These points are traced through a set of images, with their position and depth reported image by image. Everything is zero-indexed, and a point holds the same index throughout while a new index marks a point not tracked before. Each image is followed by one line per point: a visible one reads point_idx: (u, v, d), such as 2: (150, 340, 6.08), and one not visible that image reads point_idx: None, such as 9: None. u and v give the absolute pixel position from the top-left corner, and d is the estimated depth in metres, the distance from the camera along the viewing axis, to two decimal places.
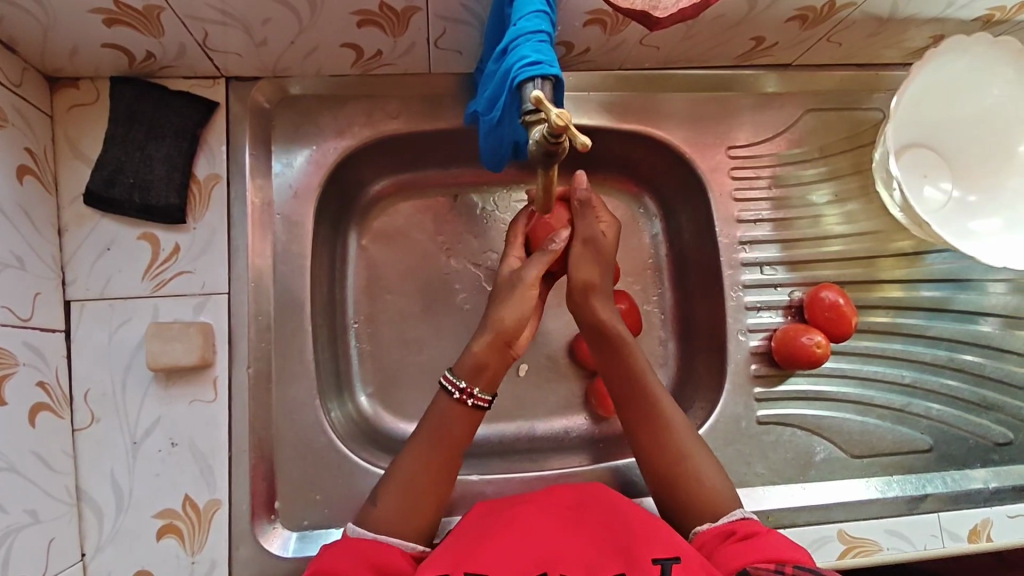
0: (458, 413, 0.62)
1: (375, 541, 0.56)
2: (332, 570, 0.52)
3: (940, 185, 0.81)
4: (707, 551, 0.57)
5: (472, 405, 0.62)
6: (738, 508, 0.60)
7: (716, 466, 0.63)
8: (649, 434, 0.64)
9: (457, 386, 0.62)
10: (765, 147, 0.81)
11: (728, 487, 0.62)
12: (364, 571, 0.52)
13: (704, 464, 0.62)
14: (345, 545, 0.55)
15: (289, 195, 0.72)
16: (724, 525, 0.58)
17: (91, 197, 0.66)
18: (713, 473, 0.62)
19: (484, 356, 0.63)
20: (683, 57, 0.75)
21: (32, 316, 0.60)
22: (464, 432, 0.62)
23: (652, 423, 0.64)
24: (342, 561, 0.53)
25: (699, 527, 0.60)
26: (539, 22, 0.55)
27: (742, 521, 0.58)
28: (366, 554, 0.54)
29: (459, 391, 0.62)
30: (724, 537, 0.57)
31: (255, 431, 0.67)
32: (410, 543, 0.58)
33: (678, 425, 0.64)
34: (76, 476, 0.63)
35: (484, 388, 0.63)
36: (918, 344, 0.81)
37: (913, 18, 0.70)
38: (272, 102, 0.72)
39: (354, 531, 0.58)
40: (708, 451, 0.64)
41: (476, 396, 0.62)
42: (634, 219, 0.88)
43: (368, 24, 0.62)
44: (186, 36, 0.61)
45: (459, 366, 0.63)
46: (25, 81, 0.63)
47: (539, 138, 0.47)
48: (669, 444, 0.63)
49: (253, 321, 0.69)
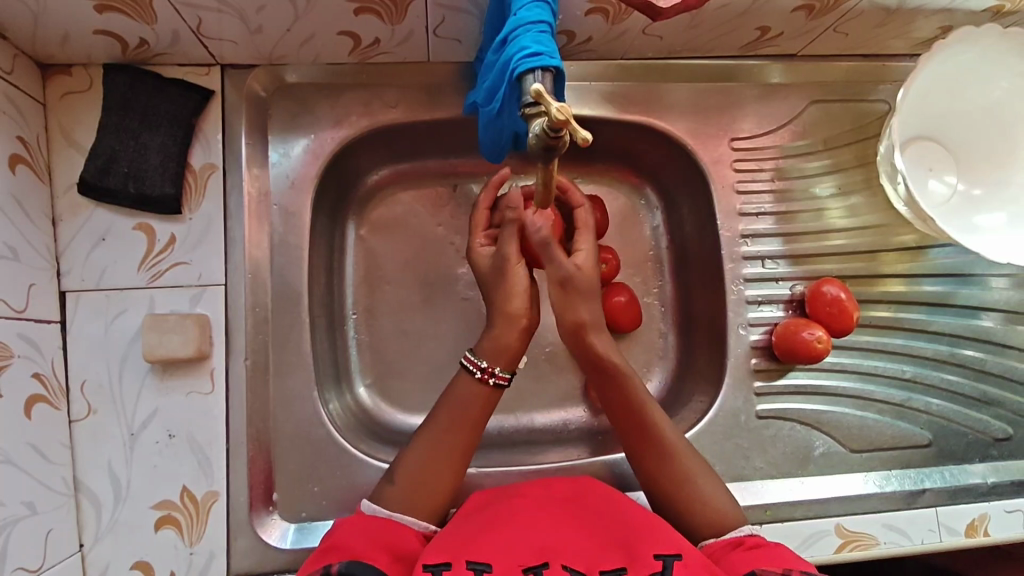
0: (476, 389, 0.63)
1: (390, 520, 0.56)
2: (344, 547, 0.51)
3: (945, 179, 0.80)
4: (716, 559, 0.57)
5: (493, 383, 0.63)
6: (744, 525, 0.60)
7: (707, 468, 0.63)
8: (634, 435, 0.65)
9: (479, 366, 0.63)
10: (767, 140, 0.80)
11: (726, 496, 0.62)
12: (378, 551, 0.52)
13: (697, 473, 0.63)
14: (360, 521, 0.55)
15: (286, 185, 0.70)
16: (732, 537, 0.58)
17: (85, 187, 0.65)
18: (708, 482, 0.62)
19: (502, 339, 0.64)
20: (686, 47, 0.73)
21: (27, 308, 0.60)
22: (483, 411, 0.63)
23: (659, 462, 0.63)
24: (357, 539, 0.52)
25: (705, 540, 0.60)
26: (539, 13, 0.54)
27: (752, 535, 0.58)
28: (381, 534, 0.54)
29: (481, 370, 0.63)
30: (732, 546, 0.57)
31: (253, 422, 0.67)
32: (422, 522, 0.58)
33: (688, 464, 0.63)
34: (73, 468, 0.63)
35: (503, 367, 0.64)
36: (919, 339, 0.81)
37: (922, 8, 0.69)
38: (268, 91, 0.71)
39: (368, 507, 0.58)
40: (697, 454, 0.64)
41: (498, 374, 0.63)
42: (635, 210, 0.87)
43: (365, 12, 0.61)
44: (179, 22, 0.60)
45: (479, 348, 0.64)
46: (16, 68, 0.61)
47: (539, 132, 0.46)
48: (653, 446, 0.64)
49: (250, 312, 0.68)
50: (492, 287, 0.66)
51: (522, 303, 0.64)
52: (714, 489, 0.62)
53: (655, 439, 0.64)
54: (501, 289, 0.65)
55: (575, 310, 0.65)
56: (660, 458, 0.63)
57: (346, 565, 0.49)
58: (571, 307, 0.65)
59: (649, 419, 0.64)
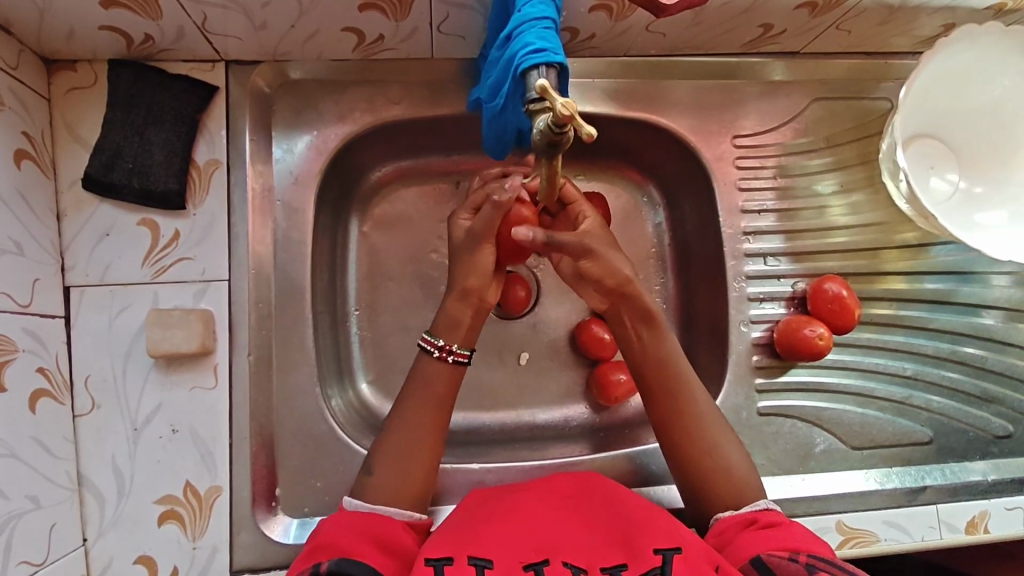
0: (438, 372, 0.63)
1: (373, 513, 0.56)
2: (334, 543, 0.52)
3: (947, 176, 0.80)
4: (728, 538, 0.57)
5: (452, 361, 0.63)
6: (761, 500, 0.61)
7: (727, 429, 0.64)
8: (664, 398, 0.64)
9: (435, 344, 0.63)
10: (769, 137, 0.80)
11: (744, 460, 0.63)
12: (365, 545, 0.52)
13: (724, 441, 0.63)
14: (347, 516, 0.56)
15: (289, 181, 0.71)
16: (745, 514, 0.59)
17: (89, 182, 0.65)
18: (733, 451, 0.63)
19: (454, 312, 0.64)
20: (689, 44, 0.74)
21: (32, 302, 0.60)
22: (445, 390, 0.63)
23: (686, 427, 0.63)
24: (344, 535, 0.53)
25: (720, 513, 0.61)
26: (544, 9, 0.54)
27: (765, 511, 0.58)
28: (370, 526, 0.54)
29: (438, 349, 0.63)
30: (745, 524, 0.58)
31: (256, 417, 0.68)
32: (405, 512, 0.58)
33: (716, 432, 0.63)
34: (77, 463, 0.63)
35: (461, 343, 0.64)
36: (920, 337, 0.81)
37: (924, 6, 0.69)
38: (272, 87, 0.71)
39: (350, 504, 0.58)
40: (721, 419, 0.64)
41: (455, 351, 0.63)
42: (638, 208, 0.87)
43: (370, 8, 0.61)
44: (184, 19, 0.60)
45: (435, 329, 0.65)
46: (22, 64, 0.62)
47: (543, 128, 0.46)
48: (681, 409, 0.63)
49: (253, 308, 0.68)
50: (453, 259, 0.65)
51: (478, 279, 0.63)
52: (737, 455, 0.63)
53: (683, 399, 0.63)
54: (462, 264, 0.64)
55: (617, 267, 0.63)
56: (688, 424, 0.63)
57: (335, 564, 0.50)
58: (612, 265, 0.63)
59: (682, 377, 0.64)
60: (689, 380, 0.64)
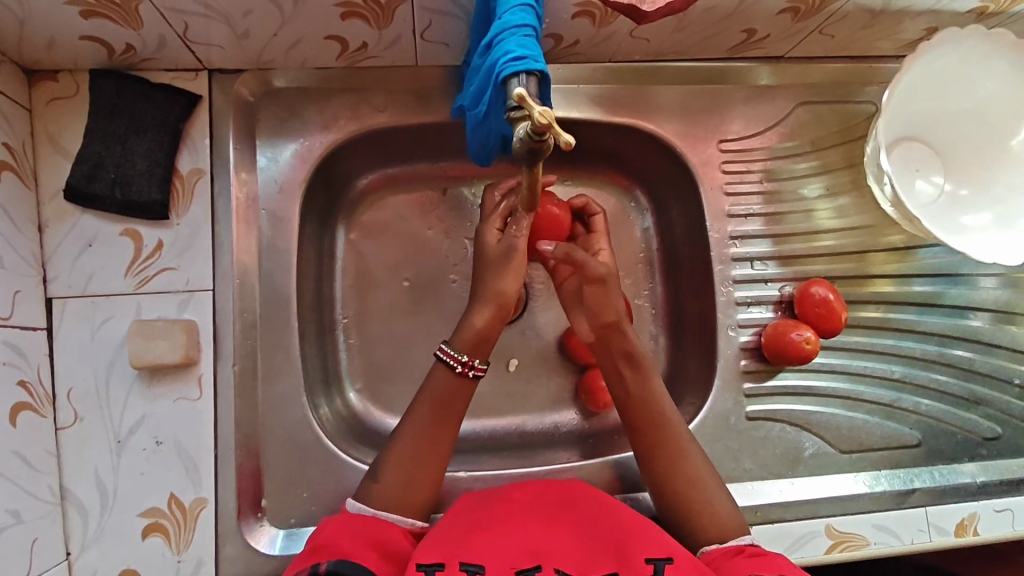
0: (455, 386, 0.63)
1: (376, 518, 0.56)
2: (333, 547, 0.51)
3: (932, 179, 0.80)
4: (714, 566, 0.56)
5: (472, 376, 0.63)
6: (745, 535, 0.60)
7: (715, 476, 0.64)
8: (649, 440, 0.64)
9: (460, 359, 0.63)
10: (756, 141, 0.80)
11: (726, 499, 0.62)
12: (365, 549, 0.52)
13: (708, 481, 0.63)
14: (344, 520, 0.55)
15: (274, 190, 0.70)
16: (732, 546, 0.58)
17: (71, 193, 0.65)
18: (716, 492, 0.62)
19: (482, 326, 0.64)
20: (674, 49, 0.74)
21: (12, 315, 0.59)
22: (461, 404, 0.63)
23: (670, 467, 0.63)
24: (343, 537, 0.52)
25: (706, 546, 0.60)
26: (524, 16, 0.54)
27: (752, 544, 0.58)
28: (368, 531, 0.54)
29: (459, 365, 0.62)
30: (731, 553, 0.57)
31: (241, 427, 0.67)
32: (408, 519, 0.58)
33: (702, 476, 0.63)
34: (60, 476, 0.63)
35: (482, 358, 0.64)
36: (909, 339, 0.81)
37: (907, 10, 0.69)
38: (256, 95, 0.70)
39: (353, 506, 0.58)
40: (708, 461, 0.64)
41: (477, 367, 0.63)
42: (626, 213, 0.87)
43: (352, 16, 0.61)
44: (166, 27, 0.60)
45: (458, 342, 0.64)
46: (1, 74, 0.61)
47: (523, 135, 0.45)
48: (665, 445, 0.64)
49: (238, 318, 0.68)
50: (482, 268, 0.67)
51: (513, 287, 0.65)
52: (714, 490, 0.62)
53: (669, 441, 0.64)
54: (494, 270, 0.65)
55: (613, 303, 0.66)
56: (674, 466, 0.63)
57: (335, 565, 0.49)
58: (608, 302, 0.66)
59: (665, 419, 0.65)
60: (674, 421, 0.65)
